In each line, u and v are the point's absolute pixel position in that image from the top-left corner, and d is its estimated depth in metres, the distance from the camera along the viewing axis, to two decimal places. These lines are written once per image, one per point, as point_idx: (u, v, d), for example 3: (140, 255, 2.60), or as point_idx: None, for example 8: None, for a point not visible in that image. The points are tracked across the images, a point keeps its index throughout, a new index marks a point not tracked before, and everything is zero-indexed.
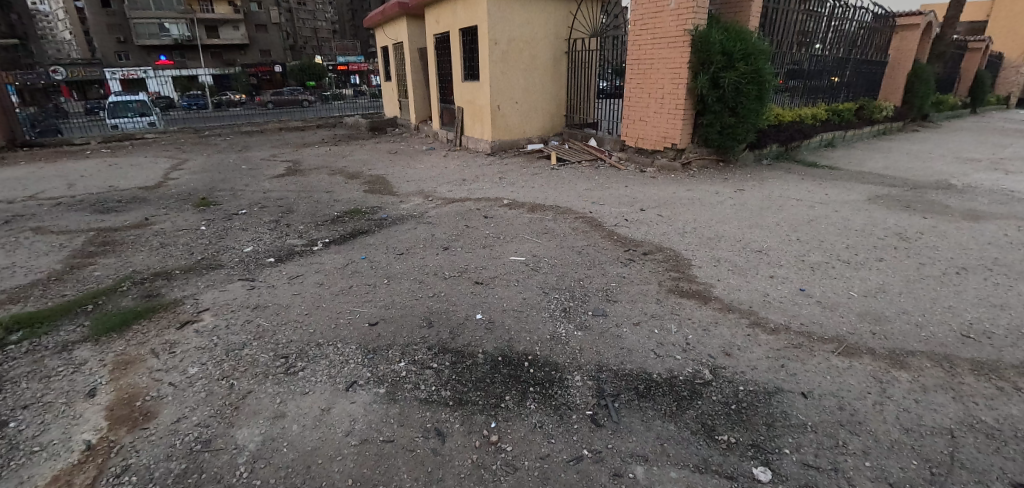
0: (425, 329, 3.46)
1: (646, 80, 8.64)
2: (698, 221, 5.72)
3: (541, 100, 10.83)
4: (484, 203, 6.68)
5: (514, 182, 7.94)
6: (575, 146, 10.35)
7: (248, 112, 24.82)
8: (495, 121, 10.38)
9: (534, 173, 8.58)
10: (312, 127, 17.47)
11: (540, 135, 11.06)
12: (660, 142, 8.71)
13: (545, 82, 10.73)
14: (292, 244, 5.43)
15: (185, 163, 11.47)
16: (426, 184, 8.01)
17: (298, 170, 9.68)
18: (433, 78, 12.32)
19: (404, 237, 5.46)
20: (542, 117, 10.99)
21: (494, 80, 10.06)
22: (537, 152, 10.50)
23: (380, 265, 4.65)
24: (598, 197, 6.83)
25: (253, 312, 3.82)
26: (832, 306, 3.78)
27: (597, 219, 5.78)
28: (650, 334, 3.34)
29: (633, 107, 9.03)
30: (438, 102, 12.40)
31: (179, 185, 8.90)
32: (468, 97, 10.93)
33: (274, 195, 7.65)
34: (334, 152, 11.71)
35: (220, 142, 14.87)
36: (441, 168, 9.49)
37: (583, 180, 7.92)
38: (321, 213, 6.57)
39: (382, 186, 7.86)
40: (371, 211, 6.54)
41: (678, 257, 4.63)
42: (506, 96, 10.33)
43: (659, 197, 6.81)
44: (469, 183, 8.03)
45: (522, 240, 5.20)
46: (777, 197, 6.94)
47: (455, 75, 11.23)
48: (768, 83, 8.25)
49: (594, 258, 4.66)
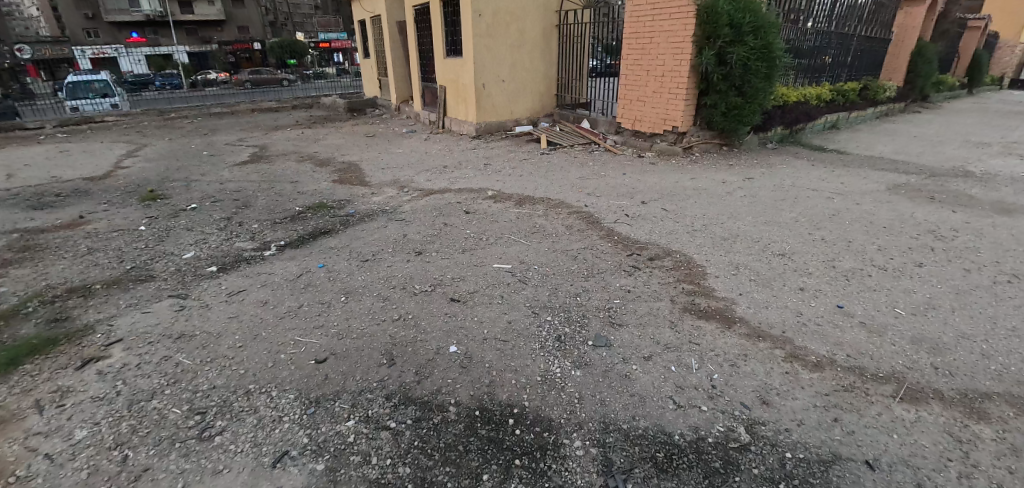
0: (385, 368, 2.77)
1: (645, 56, 7.87)
2: (708, 217, 5.03)
3: (530, 79, 10.01)
4: (466, 195, 5.93)
5: (500, 170, 7.19)
6: (568, 129, 9.58)
7: (223, 93, 23.54)
8: (480, 102, 9.56)
9: (522, 159, 7.82)
10: (287, 107, 16.42)
11: (529, 116, 10.26)
12: (660, 124, 7.98)
13: (534, 57, 9.89)
14: (241, 248, 4.67)
15: (143, 149, 10.54)
16: (403, 172, 7.22)
17: (264, 156, 8.81)
18: (412, 54, 11.38)
19: (371, 239, 4.71)
20: (532, 97, 10.18)
21: (478, 56, 9.20)
22: (525, 135, 9.73)
23: (339, 276, 3.92)
24: (593, 187, 6.11)
25: (174, 345, 3.08)
26: (878, 330, 3.15)
27: (594, 215, 5.08)
28: (665, 373, 2.68)
29: (631, 86, 8.26)
30: (419, 80, 11.49)
31: (129, 175, 8.02)
32: (451, 75, 10.08)
33: (231, 186, 6.84)
34: (307, 136, 10.82)
35: (186, 125, 13.86)
36: (421, 153, 8.67)
37: (576, 167, 7.19)
38: (281, 208, 5.79)
39: (354, 176, 7.05)
40: (338, 205, 5.77)
41: (690, 263, 3.96)
42: (492, 74, 9.50)
43: (661, 187, 6.11)
44: (450, 171, 7.25)
45: (507, 241, 4.48)
46: (790, 187, 6.28)
47: (436, 51, 10.33)
48: (778, 59, 7.52)
49: (591, 265, 3.96)
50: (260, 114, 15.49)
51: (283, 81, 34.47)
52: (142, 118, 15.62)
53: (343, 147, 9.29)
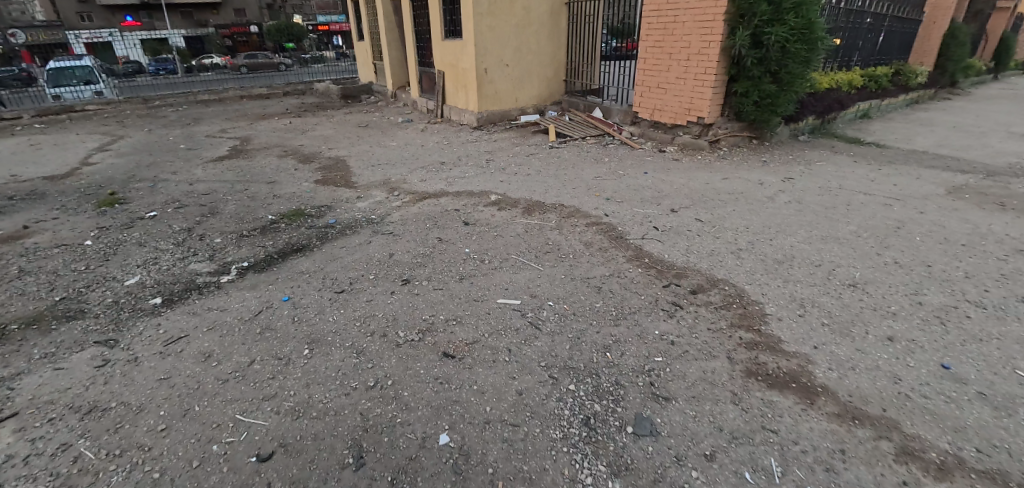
0: (350, 473, 2.04)
1: (667, 37, 6.98)
2: (753, 231, 4.22)
3: (537, 63, 9.11)
4: (464, 199, 5.13)
5: (504, 166, 6.38)
6: (579, 120, 8.73)
7: (216, 77, 22.60)
8: (481, 89, 8.70)
9: (528, 154, 7.00)
10: (278, 93, 15.52)
11: (536, 104, 9.39)
12: (683, 115, 7.13)
13: (541, 39, 8.98)
14: (195, 272, 3.93)
15: (118, 142, 9.78)
16: (395, 170, 6.41)
17: (243, 151, 8.02)
18: (408, 35, 10.47)
19: (350, 258, 3.93)
20: (539, 82, 9.29)
21: (480, 38, 8.32)
22: (532, 125, 8.88)
23: (305, 315, 3.15)
24: (611, 190, 5.30)
25: (80, 427, 2.40)
26: (1006, 406, 2.37)
27: (616, 228, 4.28)
28: (734, 485, 1.94)
29: (650, 71, 7.39)
30: (416, 65, 10.59)
31: (93, 174, 7.27)
32: (450, 60, 9.19)
33: (200, 188, 6.07)
34: (294, 126, 10.00)
35: (170, 114, 13.06)
36: (416, 146, 7.85)
37: (589, 164, 6.38)
38: (251, 217, 5.02)
39: (339, 174, 6.25)
40: (316, 212, 4.99)
41: (742, 299, 3.18)
42: (495, 57, 8.62)
43: (689, 190, 5.30)
44: (448, 168, 6.44)
45: (514, 264, 3.69)
46: (838, 190, 5.46)
47: (434, 33, 9.43)
48: (819, 41, 6.65)
49: (619, 299, 3.18)
50: (249, 102, 14.62)
51: (280, 65, 33.40)
52: (126, 107, 14.82)
53: (331, 140, 8.48)
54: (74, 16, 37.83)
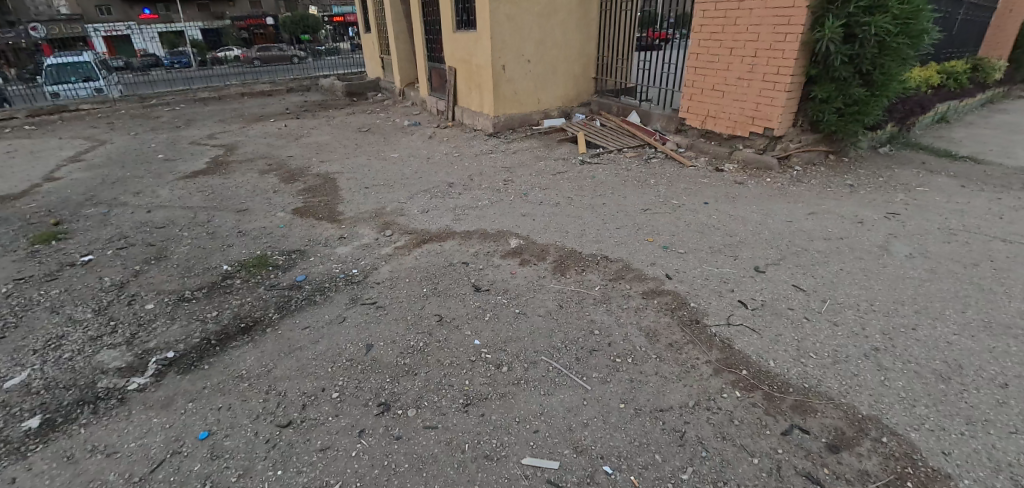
0: None
1: (728, 27, 5.67)
2: (881, 314, 2.97)
3: (563, 57, 7.78)
4: (474, 242, 3.93)
5: (526, 188, 5.16)
6: (613, 126, 7.43)
7: (224, 72, 21.71)
8: (498, 88, 7.45)
9: (554, 170, 5.76)
10: (281, 90, 14.42)
11: (561, 106, 8.09)
12: (746, 124, 5.83)
13: (568, 29, 7.63)
14: (100, 369, 2.85)
15: (96, 149, 8.83)
16: (390, 194, 5.23)
17: (224, 164, 6.94)
18: (416, 26, 9.25)
19: (311, 350, 2.79)
20: (565, 80, 7.96)
21: (497, 29, 7.05)
22: (557, 132, 7.62)
23: (224, 479, 2.04)
24: (667, 230, 4.05)
25: None
26: None
27: (685, 301, 3.04)
28: None
29: (704, 71, 6.08)
30: (425, 60, 9.39)
31: (48, 194, 6.27)
32: (463, 54, 7.95)
33: (157, 219, 5.01)
34: (288, 130, 8.89)
35: (163, 115, 12.10)
36: (421, 158, 6.67)
37: (632, 187, 5.13)
38: (203, 267, 3.92)
39: (323, 200, 5.10)
40: (283, 261, 3.86)
41: (913, 468, 1.97)
42: (514, 51, 7.34)
43: (770, 233, 4.03)
44: (456, 190, 5.23)
45: (543, 371, 2.49)
46: (966, 234, 4.15)
47: (444, 24, 8.21)
48: (924, 34, 5.25)
49: (715, 465, 1.99)
50: (249, 100, 13.56)
51: (293, 57, 32.31)
52: (122, 106, 13.92)
53: (325, 150, 7.34)
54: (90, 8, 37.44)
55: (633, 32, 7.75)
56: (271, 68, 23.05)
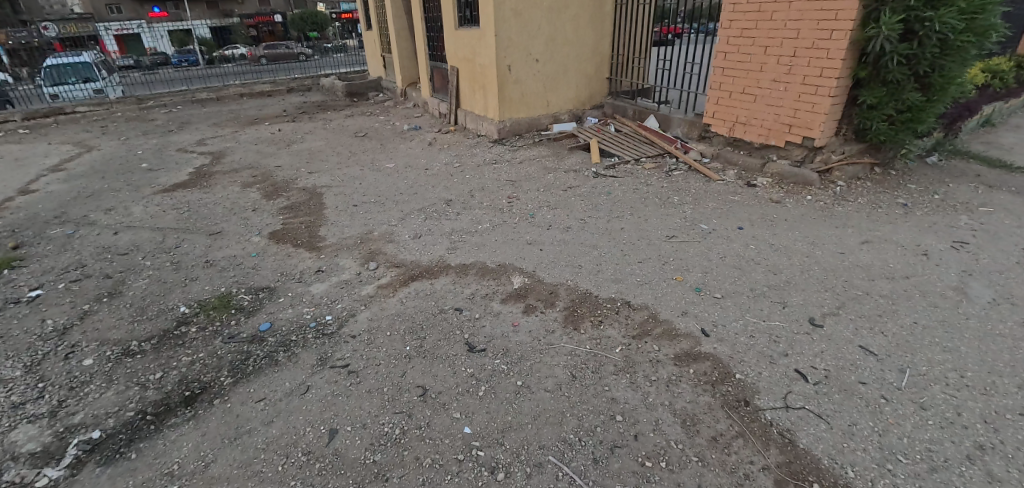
0: None
1: (762, 23, 5.03)
2: (977, 394, 2.36)
3: (575, 55, 7.13)
4: (470, 279, 3.35)
5: (532, 206, 4.57)
6: (630, 131, 6.77)
7: (228, 71, 21.28)
8: (505, 90, 6.84)
9: (565, 184, 5.16)
10: (281, 90, 13.92)
11: (572, 109, 7.45)
12: (782, 132, 5.19)
13: (581, 25, 6.98)
14: (6, 454, 2.32)
15: (82, 157, 8.37)
16: (381, 212, 4.67)
17: (207, 174, 6.42)
18: (417, 23, 8.66)
19: (263, 437, 2.25)
20: (576, 81, 7.32)
21: (503, 26, 6.45)
22: (568, 138, 6.99)
23: None
24: (697, 265, 3.45)
25: None
26: None
27: (726, 373, 2.46)
28: None
29: (734, 72, 5.43)
30: (427, 60, 8.81)
31: (17, 209, 5.80)
32: (466, 53, 7.35)
33: (121, 243, 4.49)
34: (282, 135, 8.37)
35: (158, 117, 11.65)
36: (419, 168, 6.12)
37: (653, 206, 4.52)
38: (158, 309, 3.38)
39: (306, 221, 4.56)
40: (249, 303, 3.32)
41: None
42: (521, 49, 6.72)
43: (818, 271, 3.42)
44: (454, 208, 4.66)
45: (551, 482, 1.93)
46: None
47: (446, 21, 7.61)
48: (992, 31, 4.53)
49: None
50: (248, 101, 13.08)
51: (299, 55, 31.91)
52: (119, 107, 13.51)
53: (317, 158, 6.80)
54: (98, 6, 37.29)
55: (651, 28, 7.09)
56: (274, 66, 22.62)
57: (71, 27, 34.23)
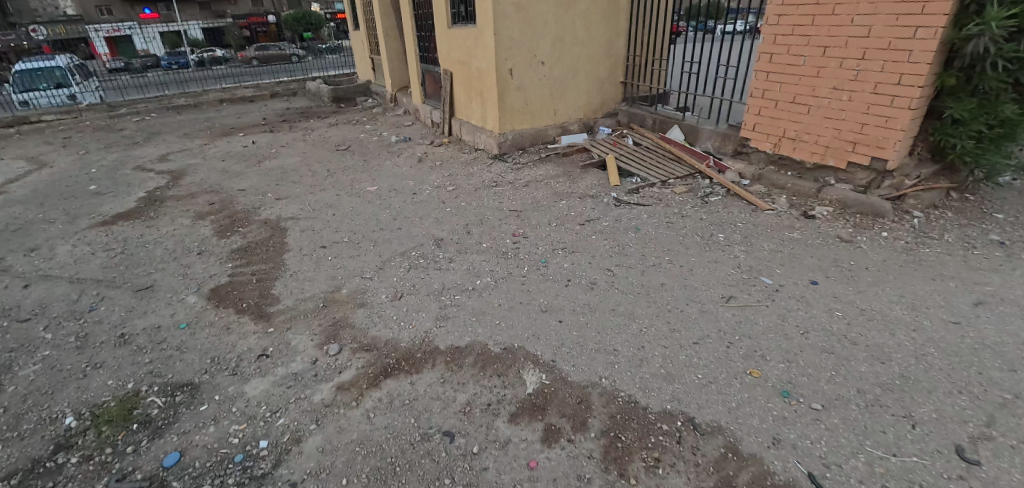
0: None
1: (822, 18, 4.11)
2: None
3: (586, 57, 6.18)
4: (464, 375, 2.42)
5: (543, 249, 3.64)
6: (651, 145, 5.81)
7: (216, 74, 20.31)
8: (505, 99, 5.90)
9: (582, 215, 4.22)
10: (264, 95, 12.92)
11: (582, 118, 6.51)
12: (843, 151, 4.29)
13: (592, 22, 6.03)
14: None
15: (30, 175, 7.43)
16: (353, 257, 3.72)
17: (159, 200, 5.48)
18: (405, 20, 7.71)
19: None
20: (587, 86, 6.37)
21: (503, 24, 5.50)
22: (578, 152, 6.01)
23: None
24: (773, 350, 2.53)
25: None
26: None
27: None
28: None
29: (782, 77, 4.52)
30: (418, 62, 7.87)
31: None
32: (459, 54, 6.36)
33: (26, 302, 3.57)
34: (254, 150, 7.42)
35: (128, 126, 10.70)
36: (404, 189, 5.13)
37: (695, 250, 3.59)
38: (36, 420, 2.46)
39: (258, 272, 3.62)
40: (160, 414, 2.41)
41: None
42: (525, 50, 5.76)
43: (941, 359, 2.50)
44: (446, 252, 3.72)
45: None
46: None
47: (436, 19, 6.66)
48: None
49: None
50: (228, 107, 12.12)
51: (292, 56, 30.88)
52: (90, 115, 12.56)
53: (289, 178, 5.85)
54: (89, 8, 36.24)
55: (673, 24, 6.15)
56: (263, 69, 21.60)
57: (59, 28, 33.20)
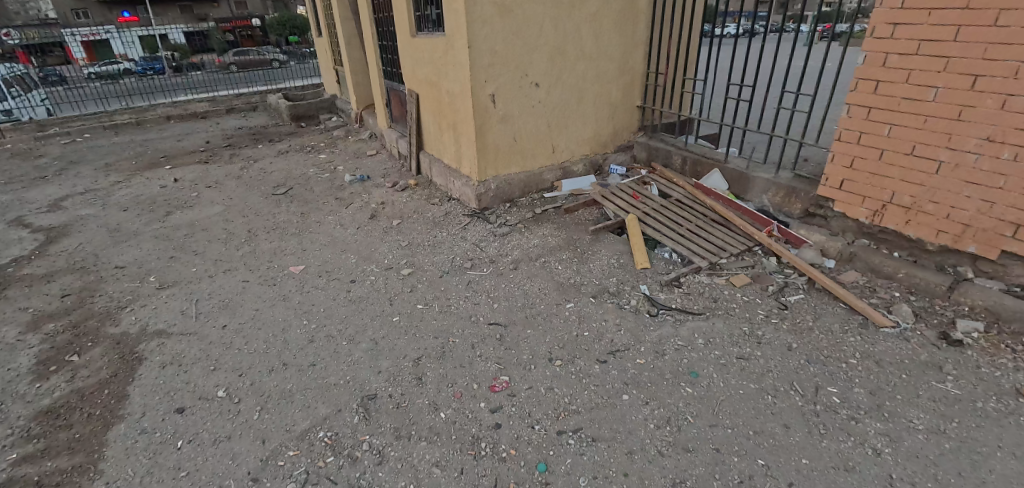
0: None
1: (978, 33, 2.66)
2: None
3: (595, 76, 4.60)
4: None
5: (540, 434, 2.12)
6: (684, 196, 4.28)
7: (184, 83, 18.57)
8: (486, 136, 4.24)
9: (600, 337, 2.70)
10: (219, 110, 11.25)
11: (588, 155, 4.95)
12: (995, 234, 2.84)
13: (604, 29, 4.45)
14: None
15: None
16: (217, 446, 2.19)
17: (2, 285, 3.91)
18: (365, 25, 6.15)
19: None
20: (596, 114, 4.80)
21: (483, 32, 3.87)
22: (586, 205, 4.39)
23: None
24: None
25: None
26: None
27: None
28: None
29: (897, 116, 3.05)
30: (382, 77, 6.33)
31: None
32: (426, 73, 4.74)
33: None
34: (173, 192, 5.85)
35: (49, 151, 9.06)
36: (340, 271, 3.59)
37: (802, 437, 2.10)
38: None
39: (50, 480, 2.12)
40: None
41: None
42: (513, 69, 4.14)
43: None
44: (374, 435, 2.18)
45: None
46: None
47: (398, 26, 5.09)
48: None
49: None
50: (176, 125, 10.51)
51: (273, 62, 29.04)
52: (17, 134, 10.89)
53: (192, 245, 4.29)
54: (69, 14, 34.51)
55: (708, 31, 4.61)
56: (235, 76, 19.82)
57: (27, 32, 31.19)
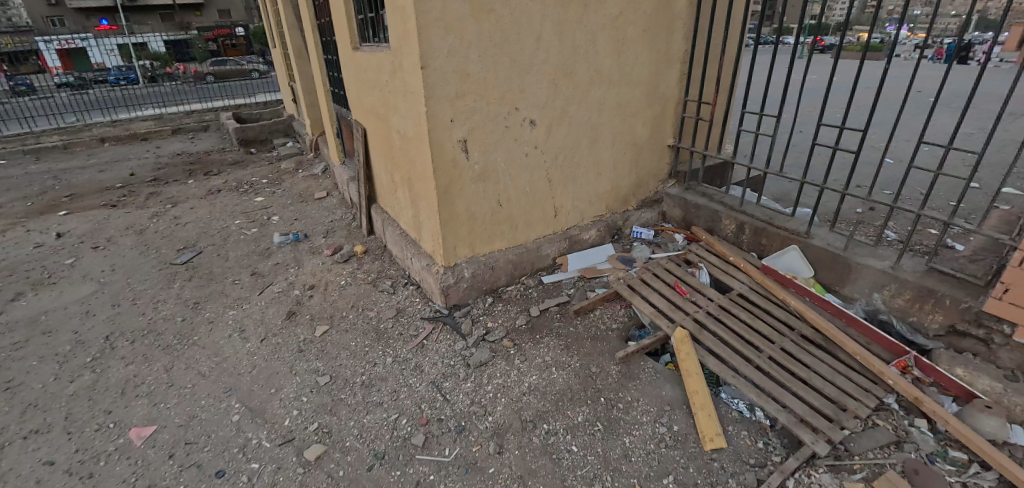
0: None
1: None
2: None
3: (614, 108, 3.20)
4: None
5: None
6: (750, 290, 2.88)
7: (141, 95, 16.99)
8: (456, 201, 2.78)
9: None
10: (162, 130, 9.74)
11: (604, 215, 3.53)
12: None
13: (628, 40, 3.05)
14: None
15: None
16: None
17: None
18: (307, 33, 4.74)
19: None
20: (615, 159, 3.39)
21: (445, 44, 2.44)
22: (607, 300, 2.95)
23: None
24: None
25: None
26: None
27: None
28: None
29: None
30: (330, 100, 4.92)
31: None
32: (373, 101, 3.31)
33: None
34: (44, 258, 4.36)
35: None
36: (207, 449, 2.16)
37: None
38: None
39: None
40: None
41: None
42: (495, 101, 2.71)
43: None
44: None
45: None
46: None
47: (338, 35, 3.67)
48: None
49: None
50: (109, 149, 8.99)
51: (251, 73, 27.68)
52: None
53: (11, 371, 2.82)
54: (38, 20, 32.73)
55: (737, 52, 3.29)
56: (201, 89, 18.31)
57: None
